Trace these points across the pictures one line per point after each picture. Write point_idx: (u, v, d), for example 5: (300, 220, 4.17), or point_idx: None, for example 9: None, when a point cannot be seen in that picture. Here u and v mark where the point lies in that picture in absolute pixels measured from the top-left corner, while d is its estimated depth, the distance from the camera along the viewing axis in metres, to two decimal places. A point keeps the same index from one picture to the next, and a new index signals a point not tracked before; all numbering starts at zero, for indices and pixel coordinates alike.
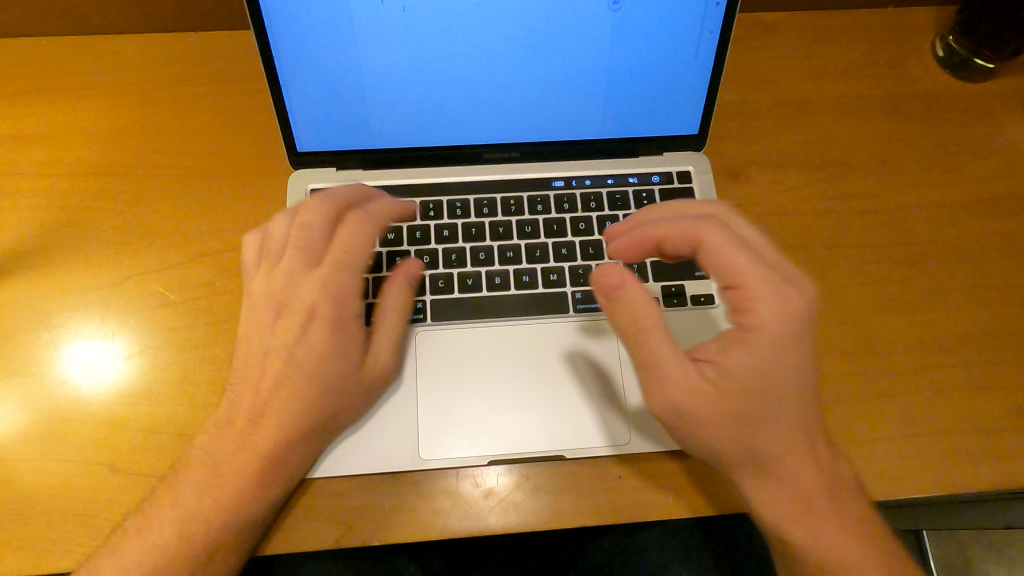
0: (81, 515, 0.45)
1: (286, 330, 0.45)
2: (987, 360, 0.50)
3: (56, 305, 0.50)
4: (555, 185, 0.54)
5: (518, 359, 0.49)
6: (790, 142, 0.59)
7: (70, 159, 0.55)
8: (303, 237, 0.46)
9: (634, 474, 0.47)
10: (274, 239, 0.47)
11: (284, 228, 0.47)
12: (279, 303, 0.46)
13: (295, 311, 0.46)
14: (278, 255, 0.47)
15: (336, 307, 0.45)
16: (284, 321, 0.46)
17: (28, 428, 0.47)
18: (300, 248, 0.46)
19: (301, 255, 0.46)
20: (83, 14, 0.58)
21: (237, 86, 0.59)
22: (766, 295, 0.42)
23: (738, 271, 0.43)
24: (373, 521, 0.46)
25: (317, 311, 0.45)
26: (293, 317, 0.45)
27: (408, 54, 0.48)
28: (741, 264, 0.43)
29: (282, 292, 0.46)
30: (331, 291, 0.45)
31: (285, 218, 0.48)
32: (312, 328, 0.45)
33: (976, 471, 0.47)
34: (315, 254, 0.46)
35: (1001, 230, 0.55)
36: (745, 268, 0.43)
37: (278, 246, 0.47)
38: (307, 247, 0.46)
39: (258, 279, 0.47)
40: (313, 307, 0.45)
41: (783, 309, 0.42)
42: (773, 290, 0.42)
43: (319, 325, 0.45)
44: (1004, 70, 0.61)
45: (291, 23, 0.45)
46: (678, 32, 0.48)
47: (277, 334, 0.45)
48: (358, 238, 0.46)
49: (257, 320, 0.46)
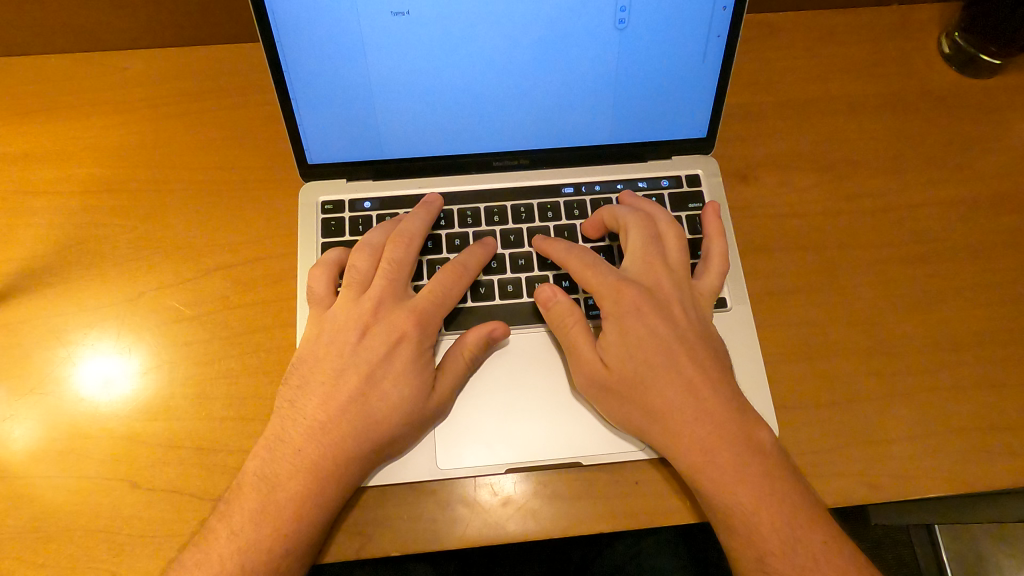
0: (100, 531, 0.45)
1: (372, 350, 0.47)
2: (1000, 357, 0.51)
3: (71, 322, 0.51)
4: (566, 192, 0.54)
5: (532, 367, 0.49)
6: (798, 143, 0.59)
7: (81, 175, 0.56)
8: (394, 269, 0.49)
9: (651, 480, 0.47)
10: (357, 268, 0.49)
11: (369, 263, 0.49)
12: (366, 325, 0.47)
13: (382, 332, 0.47)
14: (362, 285, 0.49)
15: (425, 335, 0.47)
16: (369, 341, 0.47)
17: (45, 446, 0.47)
18: (390, 279, 0.48)
19: (390, 284, 0.48)
20: (90, 30, 0.58)
21: (244, 99, 0.59)
22: (608, 313, 0.47)
23: (596, 296, 0.48)
24: (393, 530, 0.46)
25: (407, 335, 0.47)
26: (380, 337, 0.47)
27: (417, 66, 0.48)
28: (604, 291, 0.48)
29: (370, 315, 0.48)
30: (421, 319, 0.47)
31: (366, 253, 0.49)
32: (400, 349, 0.46)
33: (993, 468, 0.47)
34: (403, 288, 0.49)
35: (1011, 227, 0.55)
36: (605, 292, 0.48)
37: (363, 276, 0.49)
38: (396, 279, 0.48)
39: (343, 304, 0.48)
40: (402, 332, 0.47)
41: (624, 327, 0.47)
42: (616, 307, 0.47)
43: (407, 348, 0.46)
44: (1010, 66, 0.61)
45: (300, 38, 0.46)
46: (686, 38, 0.48)
47: (363, 354, 0.46)
48: (402, 259, 0.49)
49: (311, 360, 0.47)
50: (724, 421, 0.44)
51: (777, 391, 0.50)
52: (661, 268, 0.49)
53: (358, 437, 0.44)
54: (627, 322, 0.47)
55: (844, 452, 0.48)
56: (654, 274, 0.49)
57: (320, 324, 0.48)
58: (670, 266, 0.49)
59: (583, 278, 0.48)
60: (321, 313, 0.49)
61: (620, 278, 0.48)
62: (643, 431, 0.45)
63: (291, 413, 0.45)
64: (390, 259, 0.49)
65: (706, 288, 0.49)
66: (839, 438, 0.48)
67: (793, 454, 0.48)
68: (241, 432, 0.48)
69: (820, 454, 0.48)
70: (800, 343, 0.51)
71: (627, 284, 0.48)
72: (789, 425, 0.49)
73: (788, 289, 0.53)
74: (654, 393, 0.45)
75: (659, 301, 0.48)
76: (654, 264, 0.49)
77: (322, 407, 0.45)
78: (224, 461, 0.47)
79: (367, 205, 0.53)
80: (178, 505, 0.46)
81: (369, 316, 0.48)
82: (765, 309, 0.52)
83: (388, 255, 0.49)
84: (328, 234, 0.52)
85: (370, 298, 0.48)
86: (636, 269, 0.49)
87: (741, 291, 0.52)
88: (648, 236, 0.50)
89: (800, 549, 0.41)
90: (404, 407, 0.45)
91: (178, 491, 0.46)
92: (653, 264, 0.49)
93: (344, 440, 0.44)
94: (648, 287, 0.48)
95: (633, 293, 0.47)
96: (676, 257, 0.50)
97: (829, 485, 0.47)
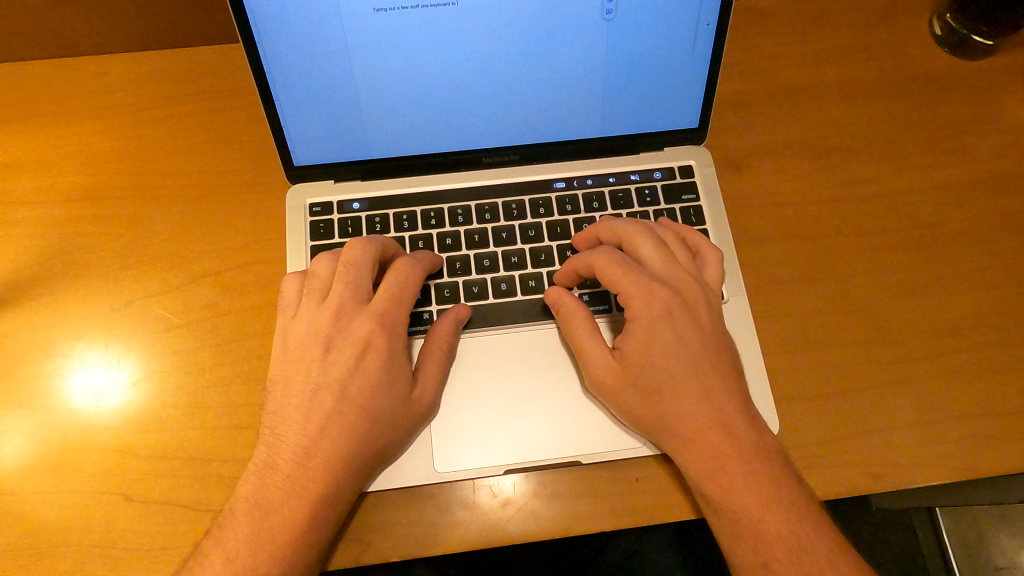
0: (94, 547, 0.44)
1: (339, 364, 0.45)
2: (998, 339, 0.50)
3: (58, 335, 0.50)
4: (557, 187, 0.54)
5: (522, 368, 0.48)
6: (791, 130, 0.58)
7: (63, 184, 0.55)
8: (351, 273, 0.47)
9: (650, 477, 0.47)
10: (318, 275, 0.48)
11: (330, 267, 0.48)
12: (329, 340, 0.46)
13: (347, 346, 0.46)
14: (323, 293, 0.47)
15: (391, 338, 0.46)
16: (334, 356, 0.46)
17: (32, 462, 0.46)
18: (348, 285, 0.47)
19: (348, 291, 0.47)
20: (67, 36, 0.57)
21: (229, 101, 0.58)
22: (630, 347, 0.45)
23: (626, 298, 0.46)
24: (394, 535, 0.45)
25: (372, 343, 0.45)
26: (345, 352, 0.46)
27: (401, 61, 0.47)
28: (636, 292, 0.46)
29: (332, 328, 0.46)
30: (383, 323, 0.46)
31: (329, 258, 0.48)
32: (367, 360, 0.45)
33: (993, 454, 0.47)
34: (363, 291, 0.47)
35: (1009, 210, 0.54)
36: (638, 293, 0.46)
37: (324, 284, 0.48)
38: (354, 283, 0.47)
39: (304, 316, 0.47)
40: (366, 340, 0.46)
41: (651, 325, 0.46)
42: (648, 307, 0.46)
43: (373, 356, 0.45)
44: (1004, 47, 0.60)
45: (280, 34, 0.44)
46: (674, 25, 0.47)
47: (330, 371, 0.45)
48: (359, 262, 0.47)
49: (299, 379, 0.46)
50: (724, 417, 0.43)
51: (778, 384, 0.49)
52: (677, 272, 0.48)
53: (348, 446, 0.43)
54: (659, 326, 0.45)
55: (844, 441, 0.48)
56: (659, 299, 0.46)
57: (290, 345, 0.47)
58: (684, 264, 0.48)
59: (611, 278, 0.47)
60: (290, 333, 0.47)
61: (650, 279, 0.47)
62: (647, 428, 0.45)
63: (288, 422, 0.45)
64: (346, 265, 0.47)
65: (713, 280, 0.49)
66: (837, 430, 0.48)
67: (793, 447, 0.47)
68: (234, 440, 0.47)
69: (820, 446, 0.47)
70: (798, 333, 0.51)
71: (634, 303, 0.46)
72: (790, 419, 0.48)
73: (785, 278, 0.53)
74: (651, 392, 0.44)
75: (683, 298, 0.47)
76: (673, 264, 0.48)
77: (309, 422, 0.44)
78: (218, 472, 0.46)
79: (355, 206, 0.53)
80: (171, 518, 0.45)
81: (330, 325, 0.46)
82: (760, 300, 0.52)
83: (345, 258, 0.47)
84: (317, 236, 0.52)
85: (332, 307, 0.47)
86: (660, 269, 0.48)
87: (736, 283, 0.51)
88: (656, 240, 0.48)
89: (804, 546, 0.40)
90: (394, 415, 0.44)
91: (172, 503, 0.45)
92: (648, 287, 0.46)
93: (333, 451, 0.43)
94: (676, 287, 0.47)
95: (663, 295, 0.46)
96: (687, 259, 0.49)
97: (830, 477, 0.47)
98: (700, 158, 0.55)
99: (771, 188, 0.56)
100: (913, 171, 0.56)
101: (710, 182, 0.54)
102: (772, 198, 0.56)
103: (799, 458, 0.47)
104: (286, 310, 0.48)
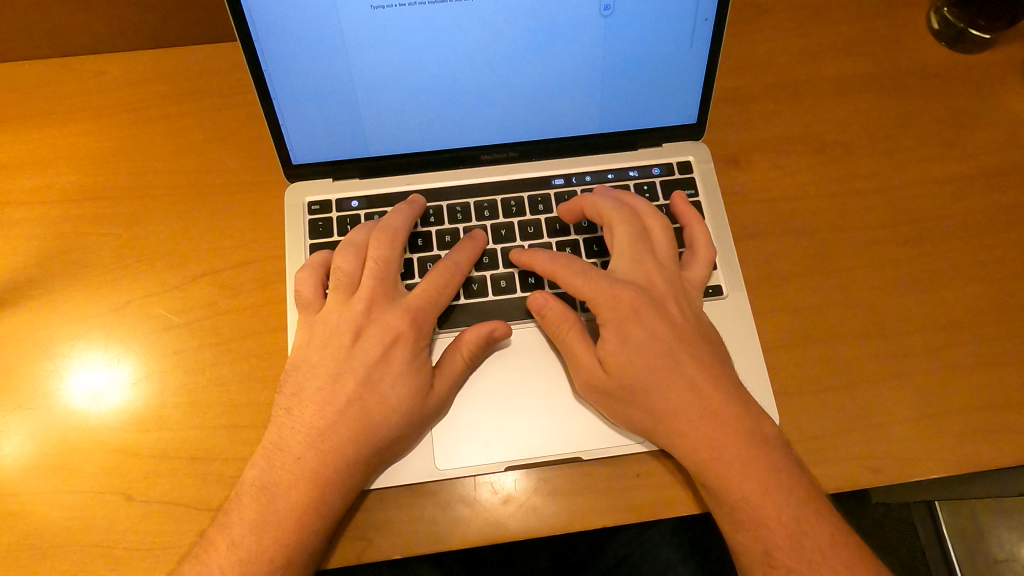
0: (96, 546, 0.44)
1: (368, 352, 0.46)
2: (998, 331, 0.50)
3: (58, 335, 0.50)
4: (556, 183, 0.54)
5: (524, 364, 0.48)
6: (788, 126, 0.58)
7: (61, 184, 0.55)
8: (382, 266, 0.48)
9: (651, 471, 0.47)
10: (344, 269, 0.48)
11: (357, 260, 0.48)
12: (360, 329, 0.47)
13: (378, 334, 0.46)
14: (351, 286, 0.48)
15: (420, 334, 0.46)
16: (364, 345, 0.46)
17: (34, 461, 0.46)
18: (380, 277, 0.48)
19: (380, 284, 0.47)
20: (64, 36, 0.57)
21: (227, 101, 0.58)
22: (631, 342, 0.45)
23: (593, 301, 0.46)
24: (396, 532, 0.45)
25: (403, 335, 0.46)
26: (375, 340, 0.46)
27: (399, 59, 0.47)
28: (599, 295, 0.46)
29: (362, 317, 0.47)
30: (416, 319, 0.47)
31: (354, 251, 0.49)
32: (396, 350, 0.46)
33: (994, 446, 0.47)
34: (392, 286, 0.48)
35: (1008, 203, 0.55)
36: (603, 295, 0.46)
37: (351, 276, 0.48)
38: (386, 276, 0.48)
39: (332, 308, 0.47)
40: (397, 332, 0.46)
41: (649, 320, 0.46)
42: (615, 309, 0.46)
43: (402, 348, 0.46)
44: (1001, 40, 0.60)
45: (278, 32, 0.44)
46: (672, 20, 0.47)
47: (358, 358, 0.46)
48: (388, 256, 0.48)
49: (307, 372, 0.46)
50: (726, 412, 0.43)
51: (780, 378, 0.49)
52: (652, 267, 0.48)
53: (367, 435, 0.43)
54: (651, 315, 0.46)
55: (845, 433, 0.48)
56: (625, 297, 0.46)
57: (312, 339, 0.47)
58: (665, 259, 0.49)
59: (572, 285, 0.47)
60: (313, 327, 0.47)
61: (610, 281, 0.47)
62: (648, 424, 0.45)
63: (290, 418, 0.45)
64: (375, 256, 0.48)
65: (695, 277, 0.49)
66: (838, 423, 0.48)
67: (794, 442, 0.48)
68: (234, 439, 0.47)
69: (822, 439, 0.48)
70: (798, 327, 0.51)
71: (622, 288, 0.46)
72: (792, 413, 0.48)
73: (785, 273, 0.53)
74: (653, 388, 0.44)
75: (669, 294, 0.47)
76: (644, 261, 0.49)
77: (321, 408, 0.44)
78: (219, 470, 0.46)
79: (354, 204, 0.53)
80: (172, 516, 0.45)
81: (360, 316, 0.47)
82: (759, 295, 0.52)
83: (373, 253, 0.48)
84: (316, 235, 0.52)
85: (363, 298, 0.47)
86: (626, 270, 0.48)
87: (736, 279, 0.51)
88: (633, 232, 0.49)
89: (809, 537, 0.40)
90: (398, 410, 0.44)
91: (173, 502, 0.45)
92: (596, 283, 0.46)
93: (352, 436, 0.43)
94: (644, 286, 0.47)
95: (628, 296, 0.46)
96: (667, 255, 0.49)
97: (832, 471, 0.47)
98: (699, 154, 0.55)
99: (770, 183, 0.56)
100: (911, 165, 0.56)
101: (708, 177, 0.54)
102: (771, 193, 0.56)
103: (800, 451, 0.47)
104: (308, 306, 0.48)
